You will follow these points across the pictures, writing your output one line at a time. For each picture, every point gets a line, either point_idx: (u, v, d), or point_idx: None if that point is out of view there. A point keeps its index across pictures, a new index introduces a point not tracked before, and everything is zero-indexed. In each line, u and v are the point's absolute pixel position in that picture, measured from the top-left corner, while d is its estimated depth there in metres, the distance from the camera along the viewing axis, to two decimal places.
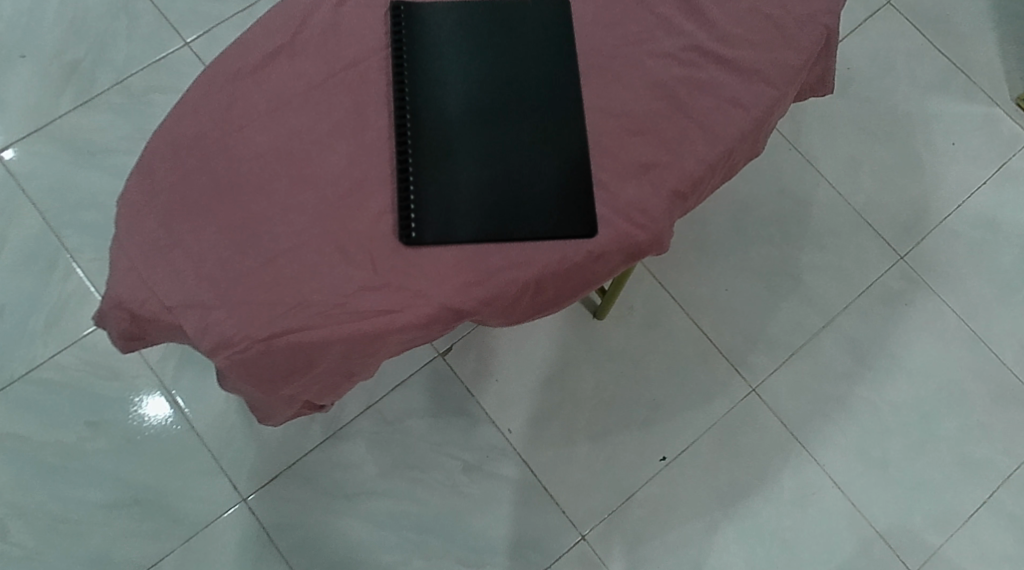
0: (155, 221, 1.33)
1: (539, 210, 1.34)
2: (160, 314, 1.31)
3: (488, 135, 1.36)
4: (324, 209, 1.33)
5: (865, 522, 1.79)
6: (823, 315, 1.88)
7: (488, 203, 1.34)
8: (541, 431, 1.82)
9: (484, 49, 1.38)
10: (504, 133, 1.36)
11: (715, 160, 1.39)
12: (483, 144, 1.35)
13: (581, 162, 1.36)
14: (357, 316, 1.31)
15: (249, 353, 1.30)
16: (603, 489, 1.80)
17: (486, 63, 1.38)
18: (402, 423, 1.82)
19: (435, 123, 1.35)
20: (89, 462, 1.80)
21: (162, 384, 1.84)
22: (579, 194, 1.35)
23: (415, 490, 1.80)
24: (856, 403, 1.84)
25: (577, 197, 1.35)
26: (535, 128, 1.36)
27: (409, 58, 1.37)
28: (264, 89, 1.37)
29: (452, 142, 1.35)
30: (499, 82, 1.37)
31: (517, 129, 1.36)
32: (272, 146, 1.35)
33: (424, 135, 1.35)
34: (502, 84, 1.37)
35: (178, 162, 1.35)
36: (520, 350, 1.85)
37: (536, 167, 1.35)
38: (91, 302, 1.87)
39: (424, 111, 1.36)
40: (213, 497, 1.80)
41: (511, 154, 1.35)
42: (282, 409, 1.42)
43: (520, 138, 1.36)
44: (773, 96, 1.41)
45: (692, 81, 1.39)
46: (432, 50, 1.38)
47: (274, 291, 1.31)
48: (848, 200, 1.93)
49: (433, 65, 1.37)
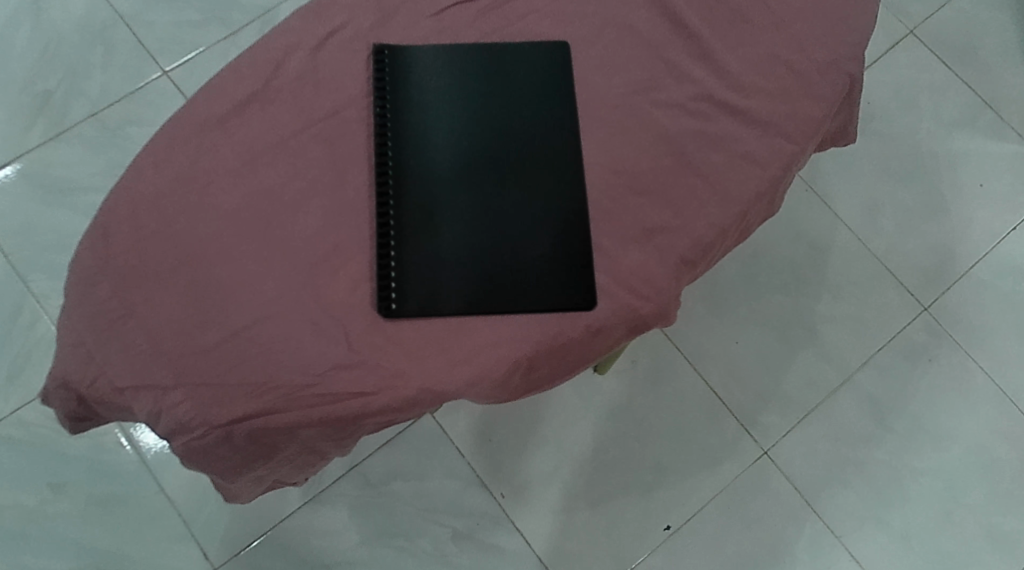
0: (109, 289, 1.21)
1: (532, 280, 1.21)
2: (109, 395, 1.20)
3: (479, 194, 1.23)
4: (295, 277, 1.21)
5: None
6: (841, 371, 1.75)
7: (476, 270, 1.21)
8: (537, 497, 1.69)
9: (475, 97, 1.26)
10: (496, 193, 1.23)
11: (728, 222, 1.26)
12: (473, 204, 1.23)
13: (580, 225, 1.23)
14: (329, 397, 1.19)
15: (208, 439, 1.19)
16: (602, 560, 1.67)
17: (478, 114, 1.25)
18: (388, 485, 1.69)
19: (420, 181, 1.23)
20: (50, 527, 1.68)
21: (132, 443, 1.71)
22: (577, 262, 1.22)
23: (401, 560, 1.67)
24: (875, 468, 1.71)
25: (574, 265, 1.22)
26: (530, 188, 1.24)
27: (393, 107, 1.25)
28: (233, 141, 1.24)
29: (439, 202, 1.23)
30: (492, 135, 1.25)
31: (510, 188, 1.24)
32: (240, 205, 1.22)
33: (408, 194, 1.22)
34: (495, 138, 1.25)
35: (135, 223, 1.22)
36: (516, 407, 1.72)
37: (530, 231, 1.23)
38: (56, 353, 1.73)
39: (409, 168, 1.23)
40: (184, 566, 1.68)
41: (502, 217, 1.23)
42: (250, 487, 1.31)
43: (513, 199, 1.23)
44: (792, 151, 1.28)
45: (703, 135, 1.27)
46: (418, 97, 1.25)
47: (238, 369, 1.19)
48: (868, 245, 1.80)
49: (419, 115, 1.25)
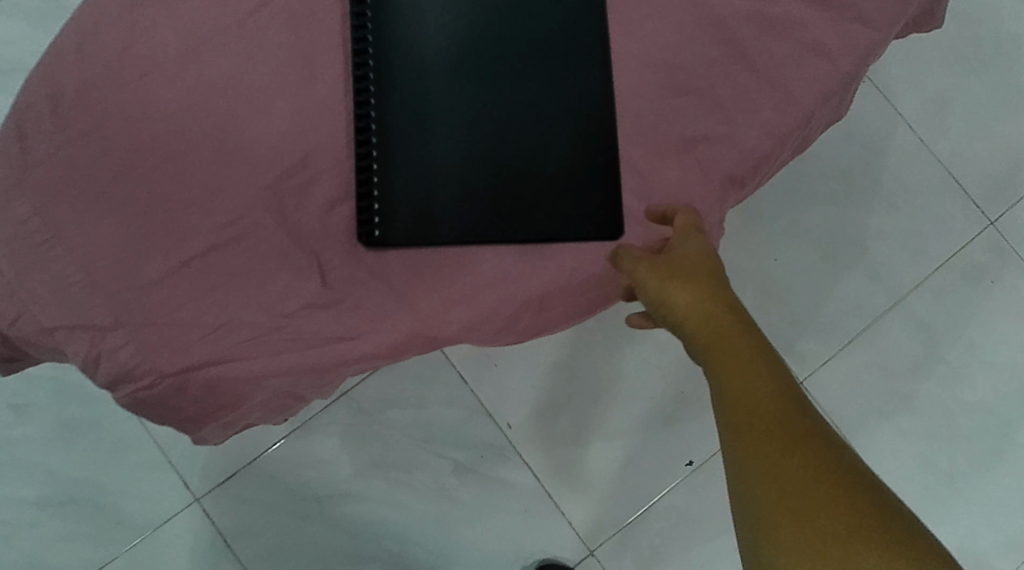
0: (30, 206, 0.99)
1: (545, 202, 1.00)
2: (39, 337, 0.99)
3: (480, 93, 1.00)
4: (256, 195, 0.99)
5: None
6: (891, 293, 1.53)
7: (476, 189, 1.00)
8: (548, 428, 1.50)
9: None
10: (500, 92, 1.00)
11: (787, 131, 1.03)
12: (471, 106, 1.00)
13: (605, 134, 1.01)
14: (300, 342, 0.98)
15: (159, 390, 0.98)
16: (616, 498, 1.50)
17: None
18: (383, 413, 1.50)
19: (407, 77, 1.00)
20: (14, 451, 1.47)
21: None
22: (600, 180, 1.00)
23: (398, 493, 1.49)
24: (923, 401, 1.51)
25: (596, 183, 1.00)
26: (543, 86, 1.01)
27: None
28: (177, 22, 1.00)
29: (430, 104, 1.00)
30: (496, 17, 1.01)
31: (519, 86, 1.00)
32: (187, 104, 0.99)
33: (392, 94, 1.00)
34: (500, 21, 1.01)
35: (61, 124, 0.99)
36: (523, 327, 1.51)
37: (543, 140, 1.00)
38: None
39: (393, 59, 1.00)
40: (164, 495, 1.49)
41: (509, 121, 1.00)
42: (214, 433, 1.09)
43: (522, 99, 1.00)
44: (871, 40, 1.03)
45: (763, 18, 1.02)
46: None
47: (188, 307, 0.97)
48: (931, 148, 1.55)
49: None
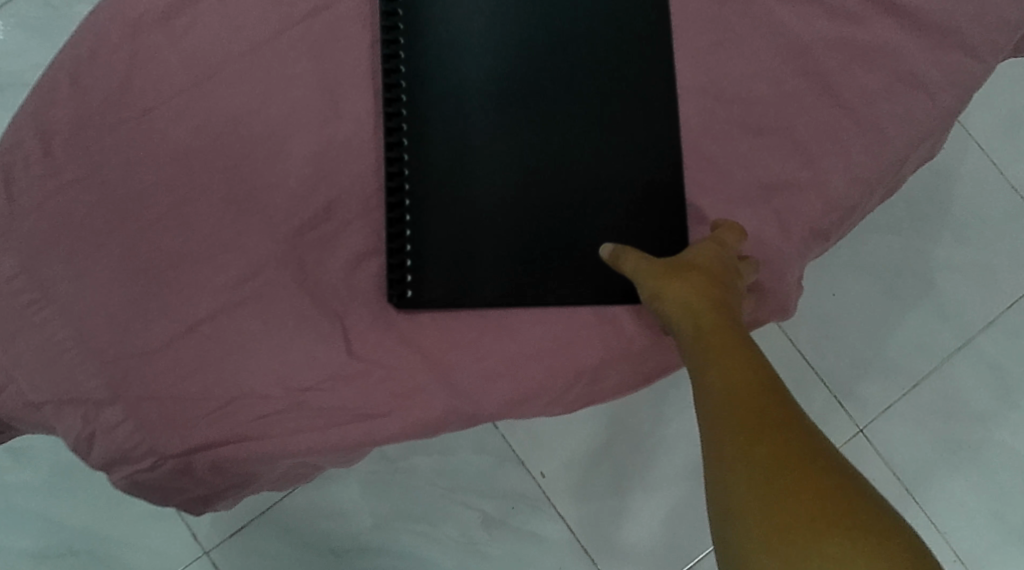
0: (17, 261, 0.87)
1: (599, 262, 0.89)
2: (25, 411, 0.87)
3: (527, 139, 0.89)
4: (273, 250, 0.87)
5: None
6: (959, 331, 1.33)
7: (520, 244, 0.89)
8: (588, 481, 1.31)
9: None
10: (550, 137, 0.89)
11: (879, 176, 0.90)
12: (517, 153, 0.89)
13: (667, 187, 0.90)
14: (320, 419, 0.86)
15: (160, 473, 0.86)
16: (658, 556, 1.31)
17: (528, 22, 0.90)
18: (406, 459, 1.32)
19: (446, 119, 0.89)
20: (10, 497, 1.29)
21: None
22: (663, 240, 0.89)
23: (423, 548, 1.30)
24: (991, 451, 1.32)
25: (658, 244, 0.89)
26: (598, 131, 0.90)
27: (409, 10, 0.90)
28: (183, 51, 0.88)
29: (472, 150, 0.89)
30: (547, 52, 0.90)
31: (571, 131, 0.90)
32: (193, 145, 0.88)
33: (429, 137, 0.89)
34: (551, 57, 0.90)
35: (51, 168, 0.87)
36: None
37: (598, 192, 0.89)
38: None
39: (431, 98, 0.89)
40: (173, 548, 1.30)
41: (559, 172, 0.89)
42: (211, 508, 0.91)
43: (574, 147, 0.89)
44: (976, 70, 0.90)
45: (850, 47, 0.90)
46: None
47: (194, 379, 0.86)
48: (1005, 171, 1.36)
49: (446, 22, 0.90)
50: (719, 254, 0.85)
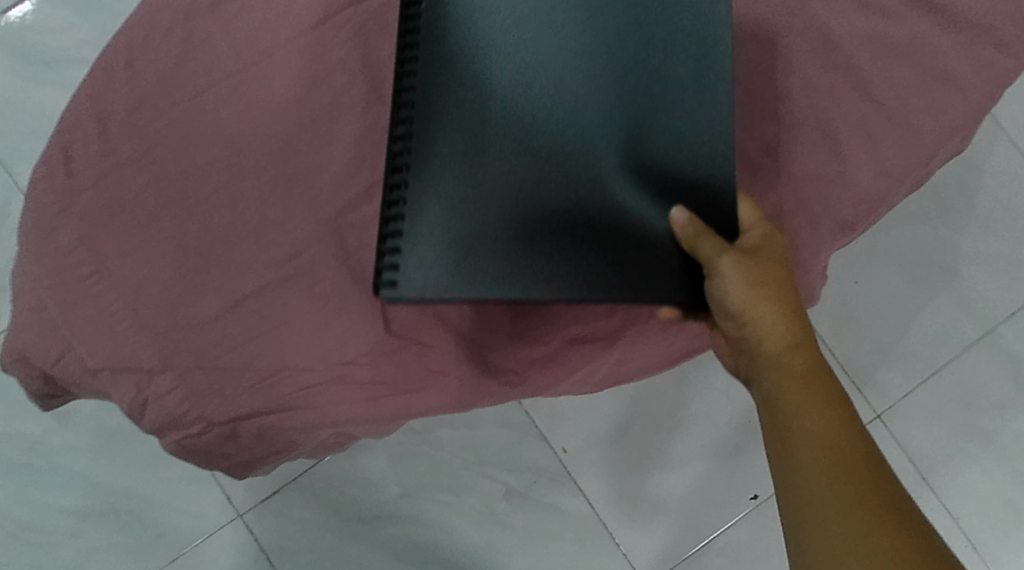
0: (74, 234, 0.91)
1: (618, 270, 0.89)
2: (82, 377, 0.91)
3: (545, 141, 0.90)
4: (316, 230, 0.91)
5: None
6: (981, 322, 1.42)
7: (525, 244, 0.88)
8: (616, 453, 1.40)
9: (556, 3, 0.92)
10: (568, 142, 0.90)
11: (908, 171, 0.93)
12: (534, 154, 0.90)
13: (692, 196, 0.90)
14: (359, 393, 0.91)
15: (206, 439, 0.91)
16: (674, 530, 1.39)
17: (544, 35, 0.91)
18: (433, 432, 1.41)
19: (457, 123, 0.89)
20: (56, 459, 1.39)
21: None
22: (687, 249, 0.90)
23: (447, 517, 1.40)
24: (1007, 440, 1.40)
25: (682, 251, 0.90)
26: (621, 136, 0.90)
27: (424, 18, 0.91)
28: (234, 35, 0.93)
29: (480, 156, 0.89)
30: (574, 58, 0.91)
31: (589, 137, 0.90)
32: (242, 125, 0.92)
33: (435, 140, 0.89)
34: (576, 64, 0.91)
35: (107, 146, 0.92)
36: None
37: (617, 195, 0.90)
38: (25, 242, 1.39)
39: (447, 98, 0.90)
40: (208, 511, 1.40)
41: (577, 175, 0.90)
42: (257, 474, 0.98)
43: (594, 152, 0.90)
44: (1006, 69, 0.93)
45: (883, 42, 0.93)
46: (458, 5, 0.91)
47: (240, 350, 0.90)
48: None
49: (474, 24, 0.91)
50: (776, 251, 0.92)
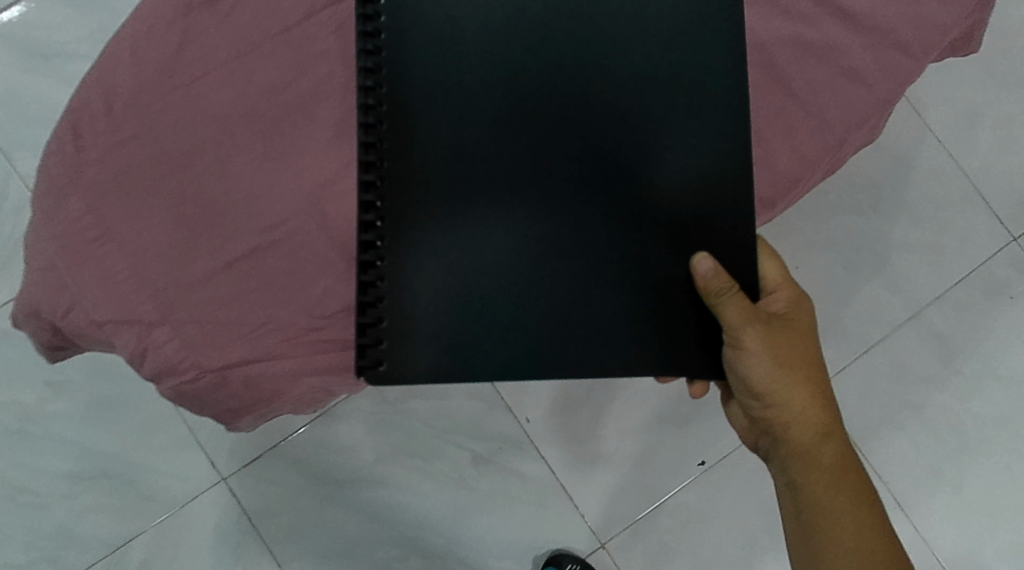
0: (83, 202, 1.02)
1: (580, 326, 1.05)
2: (89, 329, 1.02)
3: (498, 227, 1.05)
4: (300, 200, 1.02)
5: (930, 552, 1.56)
6: (909, 304, 1.57)
7: (489, 326, 1.05)
8: (567, 400, 1.53)
9: (485, 95, 1.04)
10: (518, 225, 1.05)
11: (820, 156, 1.06)
12: (489, 238, 1.05)
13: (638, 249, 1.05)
14: (339, 344, 1.03)
15: (200, 385, 1.02)
16: (628, 493, 1.53)
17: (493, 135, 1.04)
18: (405, 403, 1.53)
19: (423, 219, 1.04)
20: (50, 427, 1.50)
21: None
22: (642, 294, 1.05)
23: (418, 481, 1.52)
24: (933, 411, 1.56)
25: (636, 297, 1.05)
26: (566, 210, 1.05)
27: (386, 117, 1.03)
28: (228, 27, 1.04)
29: (444, 246, 1.04)
30: (511, 146, 1.04)
31: (536, 217, 1.05)
32: (234, 108, 1.03)
33: (403, 235, 1.03)
34: (513, 150, 1.04)
35: (113, 125, 1.03)
36: None
37: (564, 271, 1.05)
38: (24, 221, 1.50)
39: (410, 194, 1.04)
40: (192, 476, 1.51)
41: (531, 251, 1.05)
42: (245, 421, 1.09)
43: (544, 227, 1.05)
44: (908, 68, 1.06)
45: (801, 44, 1.05)
46: (414, 107, 1.04)
47: (232, 307, 1.01)
48: (958, 162, 1.57)
49: (416, 122, 1.04)
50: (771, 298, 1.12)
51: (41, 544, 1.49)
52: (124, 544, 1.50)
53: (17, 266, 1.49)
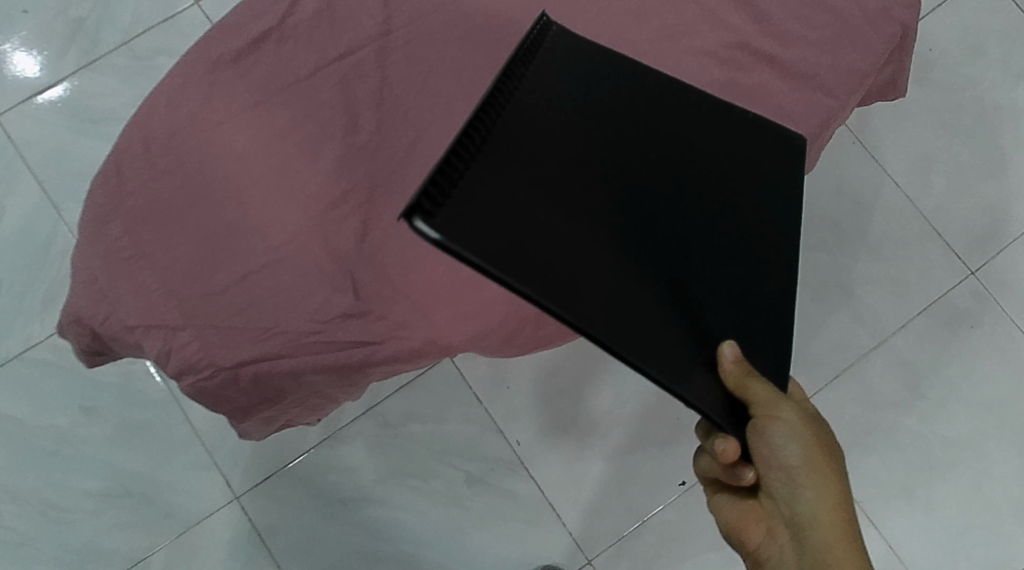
0: (119, 228, 1.21)
1: (621, 282, 1.01)
2: (121, 333, 1.21)
3: (619, 215, 1.02)
4: (306, 223, 1.19)
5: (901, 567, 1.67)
6: (875, 334, 1.71)
7: (623, 246, 1.02)
8: (547, 419, 1.67)
9: (604, 141, 1.04)
10: (549, 102, 1.02)
11: None
12: (711, 223, 1.08)
13: (647, 211, 1.04)
14: (333, 345, 1.20)
15: (216, 380, 1.20)
16: (615, 511, 1.65)
17: (594, 178, 1.02)
18: (404, 427, 1.66)
19: (620, 134, 1.05)
20: (81, 449, 1.63)
21: (171, 390, 1.64)
22: (518, 183, 0.98)
23: (416, 500, 1.65)
24: (902, 434, 1.69)
25: (502, 196, 0.97)
26: (611, 245, 1.01)
27: (565, 87, 1.04)
28: (247, 81, 1.21)
29: (619, 175, 1.03)
30: (607, 149, 1.03)
31: (782, 328, 1.11)
32: (251, 148, 1.20)
33: (632, 156, 1.05)
34: (635, 118, 1.06)
35: (149, 162, 1.21)
36: (527, 359, 1.67)
37: (653, 286, 1.03)
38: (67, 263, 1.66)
39: (590, 154, 1.02)
40: (208, 494, 1.64)
41: (730, 300, 1.08)
42: (250, 419, 1.28)
43: (615, 269, 1.01)
44: (829, 106, 1.24)
45: (737, 87, 1.22)
46: (599, 102, 1.05)
47: (243, 315, 1.19)
48: (916, 204, 1.73)
49: (594, 126, 1.04)
50: (743, 363, 1.07)
51: (68, 558, 1.62)
52: (144, 558, 1.62)
53: (61, 304, 1.65)
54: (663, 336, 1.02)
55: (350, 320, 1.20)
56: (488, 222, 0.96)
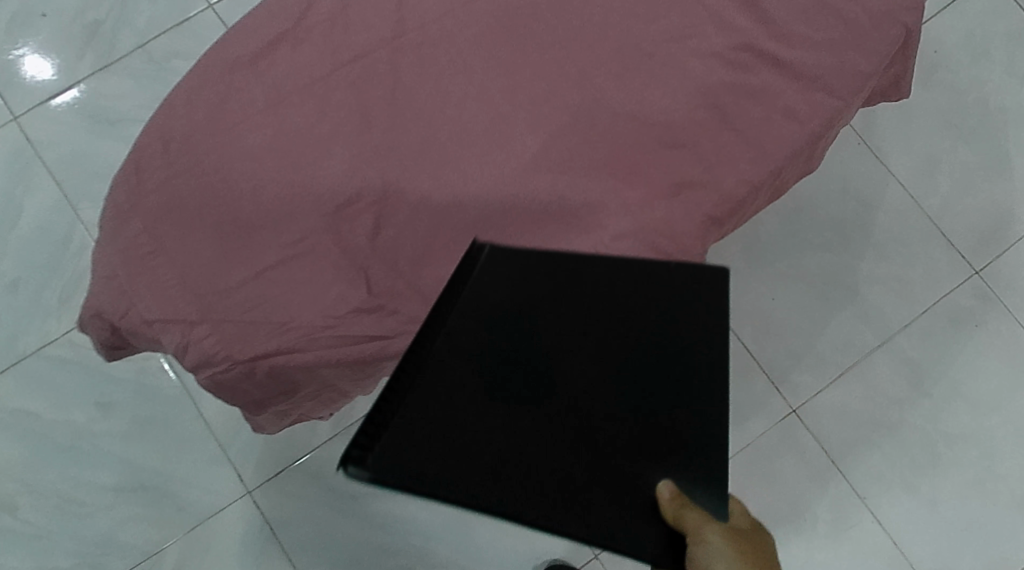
0: (139, 224, 1.24)
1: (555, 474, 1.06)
2: (140, 327, 1.24)
3: (549, 410, 1.07)
4: (320, 220, 1.21)
5: (906, 564, 1.69)
6: (879, 333, 1.73)
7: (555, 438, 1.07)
8: None
9: (530, 344, 1.07)
10: (474, 319, 1.04)
11: (759, 180, 1.27)
12: (643, 390, 1.12)
13: (577, 402, 1.08)
14: (346, 340, 1.23)
15: (232, 373, 1.23)
16: None
17: (522, 378, 1.06)
18: None
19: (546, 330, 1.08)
20: (97, 443, 1.66)
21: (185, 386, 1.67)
22: (448, 410, 1.01)
23: None
24: (907, 432, 1.71)
25: (434, 427, 1.00)
26: (544, 438, 1.06)
27: (494, 297, 1.05)
28: (263, 82, 1.24)
29: (547, 371, 1.07)
30: (534, 351, 1.07)
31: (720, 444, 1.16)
32: (266, 147, 1.22)
33: (560, 353, 1.08)
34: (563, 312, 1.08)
35: (167, 161, 1.24)
36: None
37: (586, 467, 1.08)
38: (84, 261, 1.69)
39: (518, 357, 1.06)
40: (221, 488, 1.67)
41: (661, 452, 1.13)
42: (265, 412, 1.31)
43: (548, 461, 1.06)
44: (832, 106, 1.27)
45: (742, 87, 1.25)
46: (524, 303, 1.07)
47: (259, 310, 1.22)
48: (921, 204, 1.75)
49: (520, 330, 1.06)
50: (680, 497, 1.13)
51: (83, 551, 1.64)
52: (158, 551, 1.65)
53: (78, 302, 1.68)
54: (604, 521, 1.08)
55: (362, 315, 1.23)
56: (428, 458, 0.99)
